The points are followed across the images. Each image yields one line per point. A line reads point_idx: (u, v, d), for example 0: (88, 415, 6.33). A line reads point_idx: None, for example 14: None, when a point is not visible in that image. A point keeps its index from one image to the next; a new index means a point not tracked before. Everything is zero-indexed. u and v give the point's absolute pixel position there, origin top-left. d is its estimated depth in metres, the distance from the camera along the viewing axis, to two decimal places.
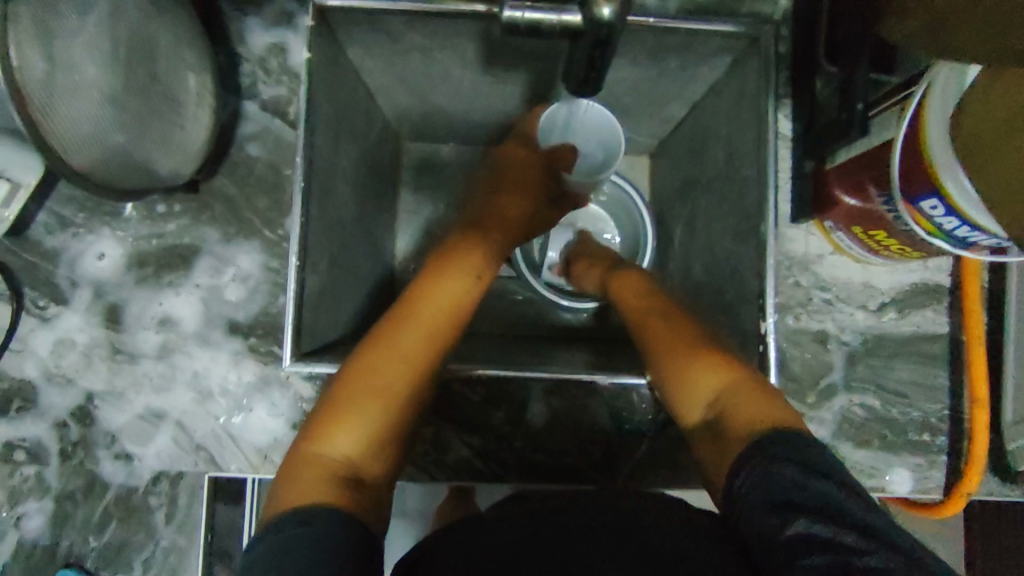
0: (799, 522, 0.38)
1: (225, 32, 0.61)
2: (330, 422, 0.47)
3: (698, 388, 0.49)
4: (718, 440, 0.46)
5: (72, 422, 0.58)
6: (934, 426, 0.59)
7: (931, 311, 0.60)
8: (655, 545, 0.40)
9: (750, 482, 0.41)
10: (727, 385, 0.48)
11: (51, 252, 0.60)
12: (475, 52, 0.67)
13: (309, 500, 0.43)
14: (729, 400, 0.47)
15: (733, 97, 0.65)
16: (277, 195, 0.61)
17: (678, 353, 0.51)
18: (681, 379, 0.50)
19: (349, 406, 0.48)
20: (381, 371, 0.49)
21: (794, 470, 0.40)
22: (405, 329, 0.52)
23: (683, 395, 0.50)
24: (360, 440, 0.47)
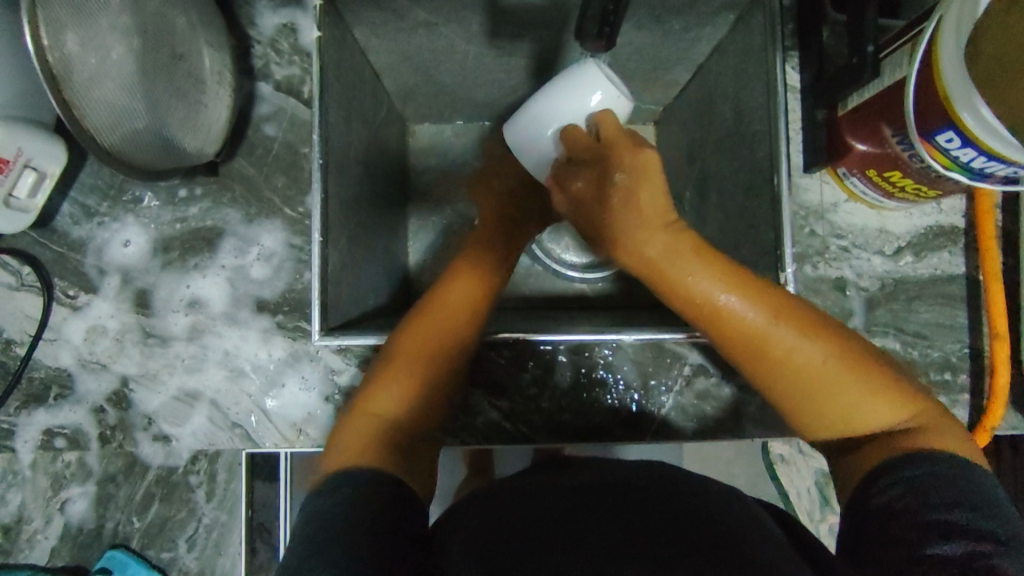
0: (931, 545, 0.36)
1: (234, 15, 0.61)
2: (380, 389, 0.51)
3: (859, 415, 0.43)
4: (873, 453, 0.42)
5: (109, 407, 0.59)
6: (955, 365, 0.60)
7: (947, 253, 0.61)
8: (715, 514, 0.43)
9: (910, 496, 0.39)
10: (914, 413, 0.43)
11: (78, 242, 0.61)
12: (481, 23, 0.67)
13: (349, 460, 0.46)
14: (922, 429, 0.42)
15: (739, 53, 0.65)
16: (295, 174, 0.62)
17: (830, 378, 0.44)
18: (848, 398, 0.44)
19: (393, 379, 0.51)
20: (413, 352, 0.52)
21: (959, 511, 0.38)
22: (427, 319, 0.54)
23: (856, 414, 0.43)
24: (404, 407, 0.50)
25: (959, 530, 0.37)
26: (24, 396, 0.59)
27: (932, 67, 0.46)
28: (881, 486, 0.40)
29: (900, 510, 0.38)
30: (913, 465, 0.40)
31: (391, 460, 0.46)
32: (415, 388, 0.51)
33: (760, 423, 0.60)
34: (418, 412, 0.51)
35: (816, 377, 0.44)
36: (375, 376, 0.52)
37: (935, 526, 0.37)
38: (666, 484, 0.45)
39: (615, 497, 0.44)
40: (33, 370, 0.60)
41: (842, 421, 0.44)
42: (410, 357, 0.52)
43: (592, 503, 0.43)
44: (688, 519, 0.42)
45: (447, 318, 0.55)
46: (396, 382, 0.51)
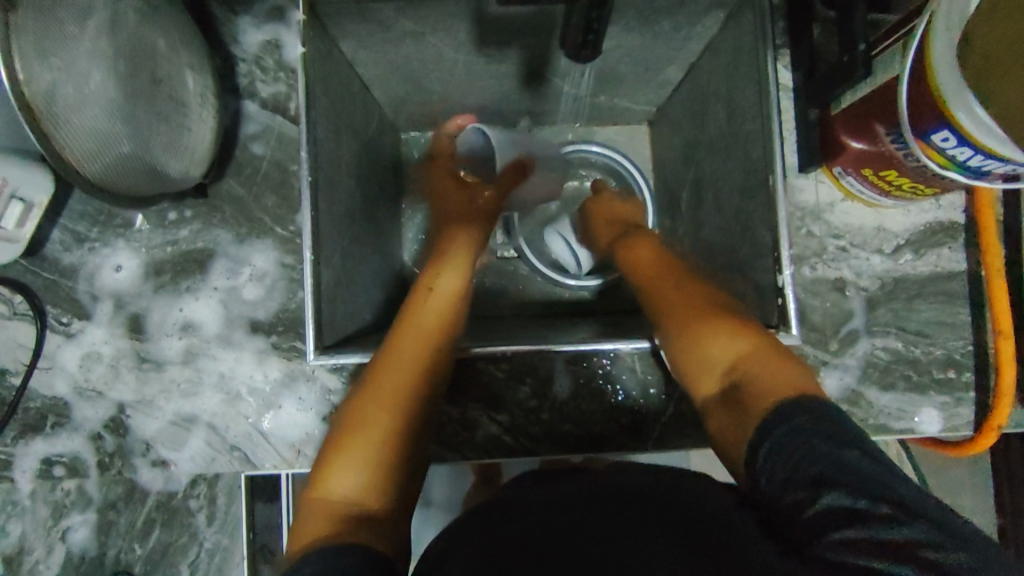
0: (825, 495, 0.39)
1: (218, 33, 0.61)
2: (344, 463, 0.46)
3: (708, 367, 0.51)
4: (739, 404, 0.48)
5: (106, 434, 0.59)
6: (958, 363, 0.59)
7: (947, 249, 0.60)
8: (670, 504, 0.45)
9: (778, 449, 0.42)
10: (748, 355, 0.50)
11: (69, 268, 0.60)
12: (467, 31, 0.66)
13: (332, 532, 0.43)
14: (753, 369, 0.49)
15: (730, 52, 0.64)
16: (285, 192, 0.61)
17: (682, 327, 0.54)
18: (702, 349, 0.52)
19: (358, 453, 0.47)
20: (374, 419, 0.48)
21: (853, 453, 0.40)
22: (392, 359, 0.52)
23: (702, 361, 0.52)
24: (368, 475, 0.46)
25: (859, 478, 0.39)
26: (20, 426, 0.59)
27: (924, 66, 0.46)
28: (755, 450, 0.44)
29: (783, 456, 0.42)
30: (776, 422, 0.44)
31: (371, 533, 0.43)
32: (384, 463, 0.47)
33: None
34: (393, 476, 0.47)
35: (681, 342, 0.53)
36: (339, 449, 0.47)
37: (823, 479, 0.40)
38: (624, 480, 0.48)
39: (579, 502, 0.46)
40: (28, 399, 0.59)
41: (696, 372, 0.52)
42: (372, 426, 0.48)
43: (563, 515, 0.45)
44: (651, 506, 0.45)
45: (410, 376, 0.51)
46: (362, 455, 0.47)
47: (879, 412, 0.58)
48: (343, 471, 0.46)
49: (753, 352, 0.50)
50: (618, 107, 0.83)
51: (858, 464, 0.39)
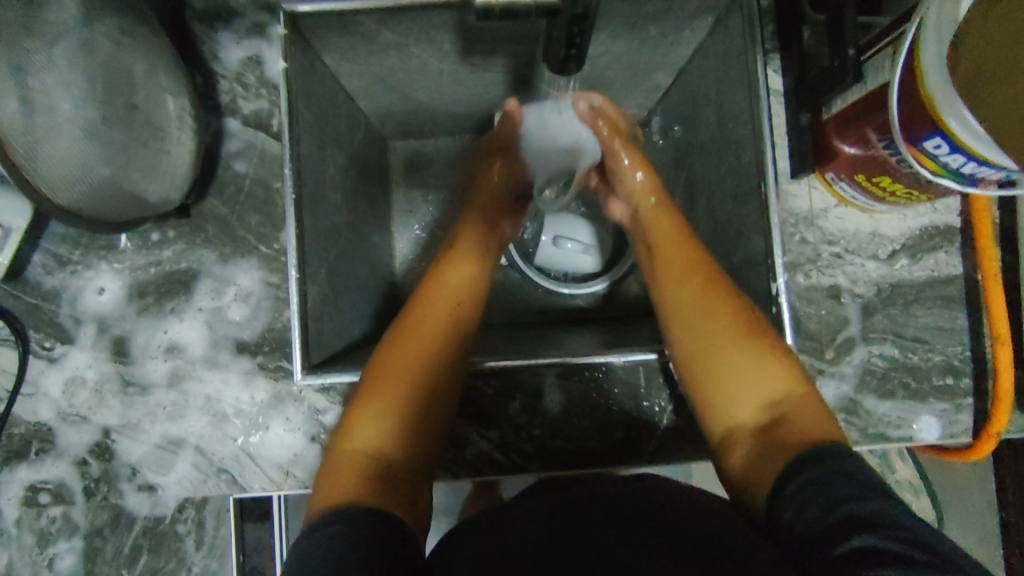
0: (860, 536, 0.38)
1: (197, 50, 0.60)
2: (366, 416, 0.51)
3: (735, 399, 0.51)
4: (777, 440, 0.47)
5: (92, 459, 0.58)
6: (957, 368, 0.57)
7: (943, 254, 0.59)
8: (686, 527, 0.43)
9: (811, 483, 0.42)
10: (789, 395, 0.50)
11: (52, 292, 0.59)
12: (452, 42, 0.65)
13: (345, 493, 0.46)
14: (793, 411, 0.49)
15: (718, 57, 0.64)
16: (269, 210, 0.60)
17: (705, 328, 0.53)
18: (741, 377, 0.51)
19: (375, 411, 0.52)
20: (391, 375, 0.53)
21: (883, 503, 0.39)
22: (415, 326, 0.57)
23: (738, 393, 0.51)
24: (384, 435, 0.51)
25: (892, 526, 0.38)
26: (5, 453, 0.58)
27: (914, 73, 0.45)
28: (780, 485, 0.44)
29: (814, 488, 0.42)
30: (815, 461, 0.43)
31: (381, 492, 0.47)
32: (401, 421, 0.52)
33: None
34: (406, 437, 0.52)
35: (701, 357, 0.52)
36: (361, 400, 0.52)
37: (850, 518, 0.39)
38: (642, 498, 0.47)
39: (593, 518, 0.45)
40: (12, 426, 0.58)
41: (729, 399, 0.51)
42: (391, 381, 0.53)
43: (573, 530, 0.44)
44: (667, 529, 0.43)
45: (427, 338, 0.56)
46: (378, 412, 0.52)
47: (878, 420, 0.57)
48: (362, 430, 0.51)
49: (793, 395, 0.50)
50: None
51: (891, 512, 0.39)
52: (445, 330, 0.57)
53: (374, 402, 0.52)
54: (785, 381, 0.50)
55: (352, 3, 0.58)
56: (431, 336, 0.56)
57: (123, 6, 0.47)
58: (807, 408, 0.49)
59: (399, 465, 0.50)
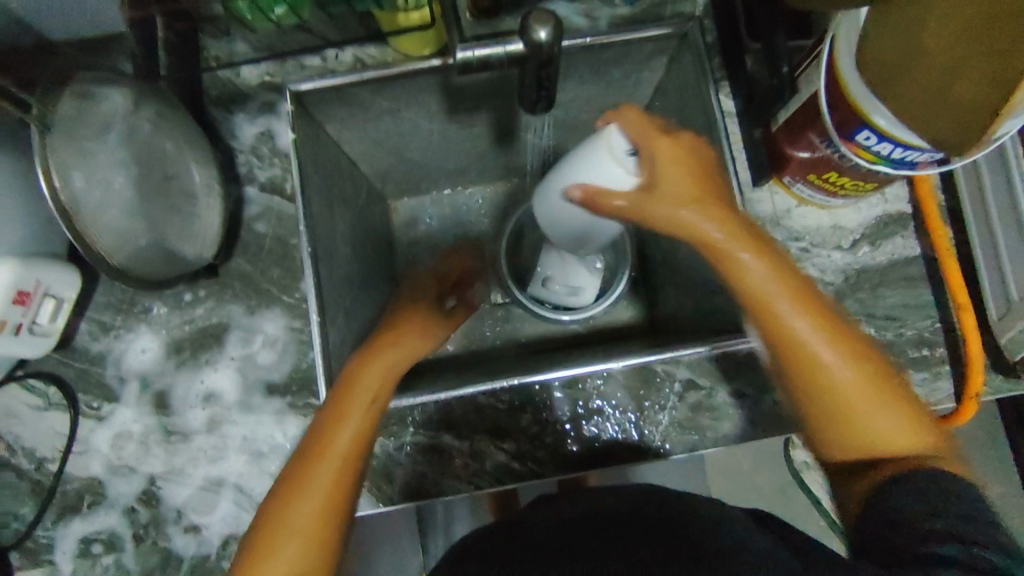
0: (941, 543, 0.45)
1: (216, 131, 0.68)
2: (267, 550, 0.49)
3: (884, 436, 0.54)
4: (874, 474, 0.54)
5: (140, 506, 0.63)
6: (930, 340, 0.62)
7: (900, 238, 0.64)
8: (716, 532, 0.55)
9: (906, 498, 0.49)
10: (922, 450, 0.54)
11: (98, 356, 0.65)
12: (438, 102, 0.74)
13: None
14: (915, 458, 0.53)
15: (677, 90, 0.71)
16: (288, 263, 0.67)
17: (843, 342, 0.53)
18: (872, 416, 0.54)
19: (282, 544, 0.49)
20: (296, 497, 0.50)
21: (945, 522, 0.46)
22: (334, 423, 0.53)
23: (884, 427, 0.54)
24: (295, 563, 0.49)
25: (963, 534, 0.45)
26: (61, 508, 0.63)
27: (837, 82, 0.52)
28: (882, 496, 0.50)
29: (897, 514, 0.48)
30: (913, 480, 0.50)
31: None
32: (311, 550, 0.49)
33: (756, 424, 0.62)
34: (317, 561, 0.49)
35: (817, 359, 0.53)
36: (265, 537, 0.49)
37: (943, 518, 0.46)
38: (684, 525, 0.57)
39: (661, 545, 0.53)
40: (66, 483, 0.63)
41: (888, 430, 0.54)
42: (290, 509, 0.49)
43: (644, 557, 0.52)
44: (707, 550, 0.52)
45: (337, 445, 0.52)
46: (285, 547, 0.49)
47: None
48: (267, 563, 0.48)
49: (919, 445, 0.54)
50: None
51: (966, 521, 0.46)
52: (358, 431, 0.53)
53: (286, 522, 0.49)
54: (911, 436, 0.54)
55: (347, 76, 0.66)
56: (341, 431, 0.53)
57: (160, 96, 0.55)
58: (926, 459, 0.53)
59: None
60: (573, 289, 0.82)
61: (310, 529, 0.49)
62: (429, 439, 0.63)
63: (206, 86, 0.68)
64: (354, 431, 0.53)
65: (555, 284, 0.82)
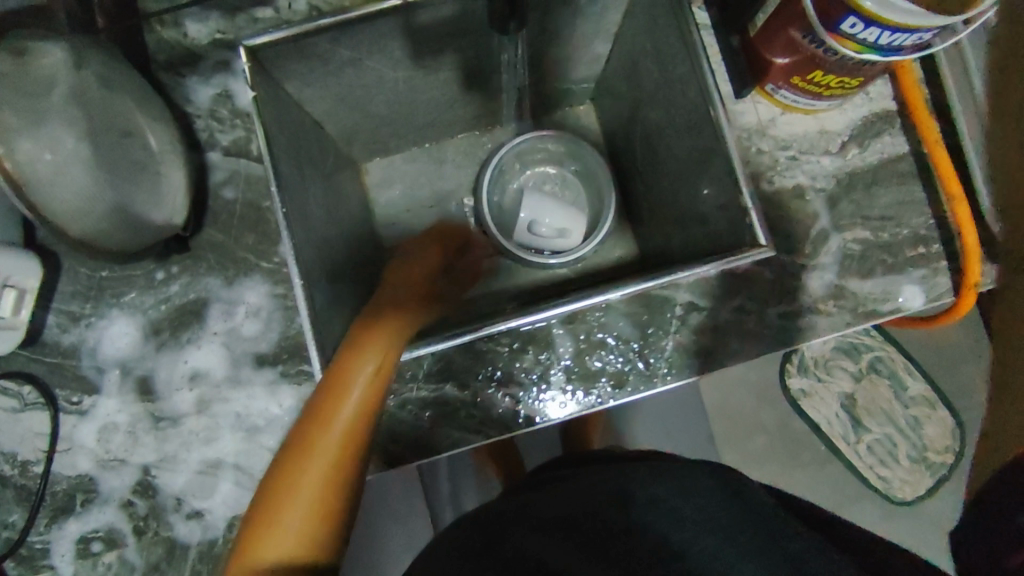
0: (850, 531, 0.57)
1: (169, 97, 0.64)
2: (262, 522, 0.43)
3: None
4: None
5: (136, 498, 0.60)
6: (926, 237, 0.61)
7: (887, 136, 0.63)
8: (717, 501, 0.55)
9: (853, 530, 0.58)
10: None
11: (71, 347, 0.61)
12: (401, 47, 0.70)
13: None
14: None
15: (647, 9, 0.69)
16: (262, 229, 0.63)
17: None
18: None
19: (286, 517, 0.42)
20: (311, 455, 0.44)
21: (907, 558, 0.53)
22: (345, 382, 0.48)
23: None
24: (297, 544, 0.42)
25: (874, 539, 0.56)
26: (51, 511, 0.60)
27: None
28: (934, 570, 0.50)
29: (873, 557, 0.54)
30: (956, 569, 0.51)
31: None
32: (321, 519, 0.43)
33: (763, 339, 0.61)
34: (307, 544, 0.42)
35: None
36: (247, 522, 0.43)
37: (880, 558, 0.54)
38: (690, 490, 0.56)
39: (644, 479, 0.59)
40: (54, 483, 0.60)
41: None
42: (297, 478, 0.43)
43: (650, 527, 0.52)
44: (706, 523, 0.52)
45: (353, 418, 0.46)
46: (291, 520, 0.42)
47: (865, 298, 0.61)
48: (263, 546, 0.42)
49: None
50: (556, 92, 0.87)
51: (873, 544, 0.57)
52: (366, 399, 0.47)
53: (291, 489, 0.43)
54: None
55: (306, 24, 0.62)
56: (347, 393, 0.47)
57: (105, 52, 0.51)
58: None
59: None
60: (560, 231, 0.83)
61: (316, 505, 0.43)
62: (432, 393, 0.60)
63: (153, 49, 0.64)
64: (368, 403, 0.47)
65: (541, 226, 0.83)
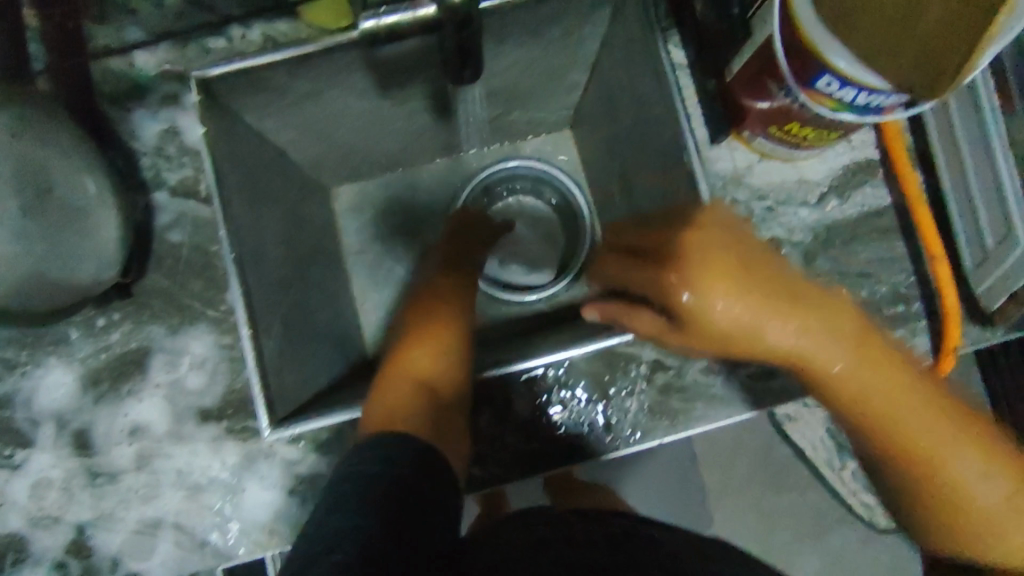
0: None
1: (113, 132, 0.60)
2: (416, 346, 0.58)
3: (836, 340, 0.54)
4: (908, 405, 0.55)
5: (70, 559, 0.57)
6: (906, 296, 0.59)
7: (869, 188, 0.60)
8: None
9: None
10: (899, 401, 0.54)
11: (6, 397, 0.58)
12: (365, 78, 0.67)
13: (405, 420, 0.51)
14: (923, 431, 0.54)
15: (624, 44, 0.65)
16: (210, 274, 0.60)
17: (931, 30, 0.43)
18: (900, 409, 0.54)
19: (420, 351, 0.57)
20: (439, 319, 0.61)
21: None
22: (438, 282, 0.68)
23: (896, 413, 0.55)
24: (438, 371, 0.56)
25: None
26: None
27: (789, 17, 0.47)
28: None
29: None
30: None
31: (422, 416, 0.51)
32: (444, 357, 0.57)
33: (732, 401, 0.58)
34: (455, 373, 0.56)
35: (864, 392, 0.54)
36: (400, 354, 0.58)
37: None
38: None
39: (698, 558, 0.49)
40: None
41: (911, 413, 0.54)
42: (421, 338, 0.58)
43: None
44: None
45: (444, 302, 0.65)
46: (424, 355, 0.57)
47: None
48: (410, 359, 0.57)
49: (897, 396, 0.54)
50: (534, 120, 0.84)
51: None
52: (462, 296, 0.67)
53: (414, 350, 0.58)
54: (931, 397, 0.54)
55: (260, 56, 0.58)
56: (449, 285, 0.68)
57: None
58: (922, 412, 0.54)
59: (443, 398, 0.54)
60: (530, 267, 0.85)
61: (432, 347, 0.57)
62: None
63: (97, 81, 0.60)
64: (454, 293, 0.67)
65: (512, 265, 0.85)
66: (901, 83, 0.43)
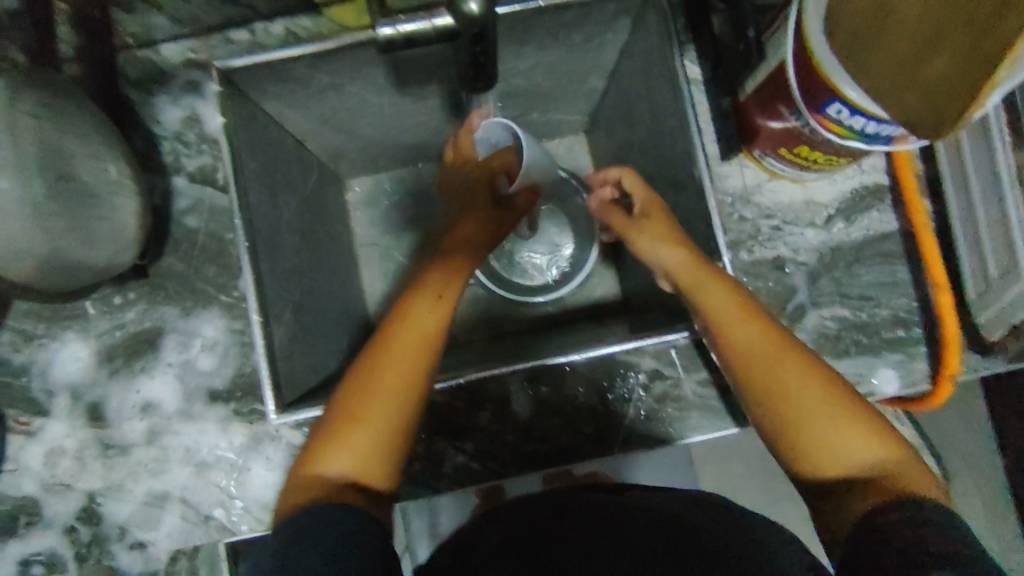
0: None
1: (136, 117, 0.62)
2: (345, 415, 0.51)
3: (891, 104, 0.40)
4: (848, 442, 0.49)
5: (80, 525, 0.59)
6: (906, 319, 0.59)
7: (876, 213, 0.60)
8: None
9: None
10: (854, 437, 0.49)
11: (22, 367, 0.61)
12: (385, 74, 0.67)
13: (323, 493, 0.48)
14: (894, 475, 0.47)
15: (642, 55, 0.65)
16: (224, 261, 0.62)
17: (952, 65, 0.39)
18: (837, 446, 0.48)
19: (358, 428, 0.50)
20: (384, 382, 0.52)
21: None
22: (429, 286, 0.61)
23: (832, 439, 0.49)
24: (361, 456, 0.50)
25: None
26: None
27: (803, 44, 0.48)
28: None
29: None
30: None
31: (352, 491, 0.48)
32: (385, 423, 0.51)
33: (727, 414, 0.59)
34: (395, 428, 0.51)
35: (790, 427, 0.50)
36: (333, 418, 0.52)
37: None
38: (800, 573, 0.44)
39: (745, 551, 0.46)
40: None
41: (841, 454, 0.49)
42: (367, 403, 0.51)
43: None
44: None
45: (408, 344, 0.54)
46: (362, 428, 0.50)
47: None
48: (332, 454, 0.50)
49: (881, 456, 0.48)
50: (550, 121, 0.84)
51: None
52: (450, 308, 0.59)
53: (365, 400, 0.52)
54: (890, 445, 0.48)
55: (283, 51, 0.60)
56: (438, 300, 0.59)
57: None
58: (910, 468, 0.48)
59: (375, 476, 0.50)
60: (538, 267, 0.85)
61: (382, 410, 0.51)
62: None
63: (122, 66, 0.62)
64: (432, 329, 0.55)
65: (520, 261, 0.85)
66: (900, 115, 0.42)
